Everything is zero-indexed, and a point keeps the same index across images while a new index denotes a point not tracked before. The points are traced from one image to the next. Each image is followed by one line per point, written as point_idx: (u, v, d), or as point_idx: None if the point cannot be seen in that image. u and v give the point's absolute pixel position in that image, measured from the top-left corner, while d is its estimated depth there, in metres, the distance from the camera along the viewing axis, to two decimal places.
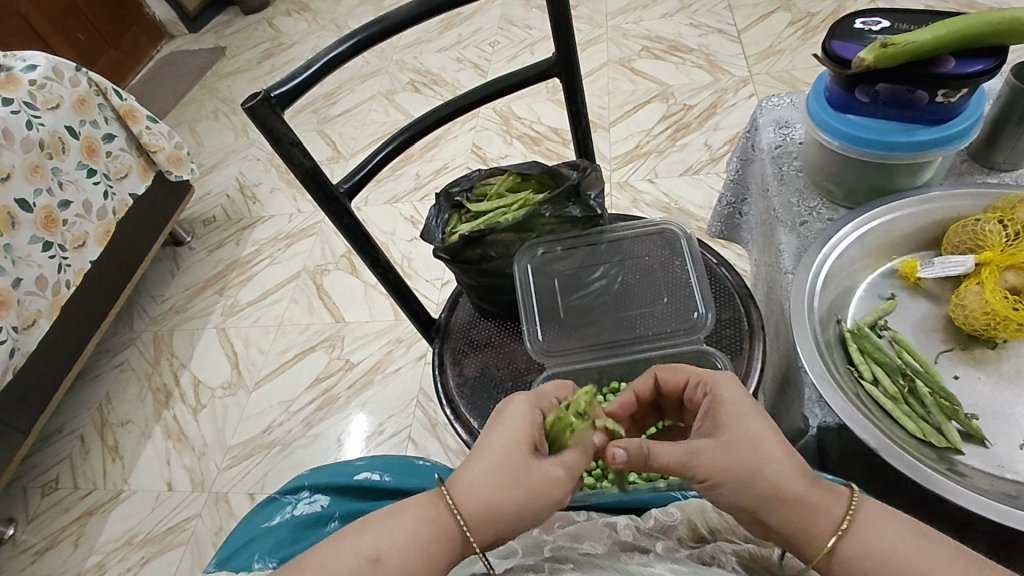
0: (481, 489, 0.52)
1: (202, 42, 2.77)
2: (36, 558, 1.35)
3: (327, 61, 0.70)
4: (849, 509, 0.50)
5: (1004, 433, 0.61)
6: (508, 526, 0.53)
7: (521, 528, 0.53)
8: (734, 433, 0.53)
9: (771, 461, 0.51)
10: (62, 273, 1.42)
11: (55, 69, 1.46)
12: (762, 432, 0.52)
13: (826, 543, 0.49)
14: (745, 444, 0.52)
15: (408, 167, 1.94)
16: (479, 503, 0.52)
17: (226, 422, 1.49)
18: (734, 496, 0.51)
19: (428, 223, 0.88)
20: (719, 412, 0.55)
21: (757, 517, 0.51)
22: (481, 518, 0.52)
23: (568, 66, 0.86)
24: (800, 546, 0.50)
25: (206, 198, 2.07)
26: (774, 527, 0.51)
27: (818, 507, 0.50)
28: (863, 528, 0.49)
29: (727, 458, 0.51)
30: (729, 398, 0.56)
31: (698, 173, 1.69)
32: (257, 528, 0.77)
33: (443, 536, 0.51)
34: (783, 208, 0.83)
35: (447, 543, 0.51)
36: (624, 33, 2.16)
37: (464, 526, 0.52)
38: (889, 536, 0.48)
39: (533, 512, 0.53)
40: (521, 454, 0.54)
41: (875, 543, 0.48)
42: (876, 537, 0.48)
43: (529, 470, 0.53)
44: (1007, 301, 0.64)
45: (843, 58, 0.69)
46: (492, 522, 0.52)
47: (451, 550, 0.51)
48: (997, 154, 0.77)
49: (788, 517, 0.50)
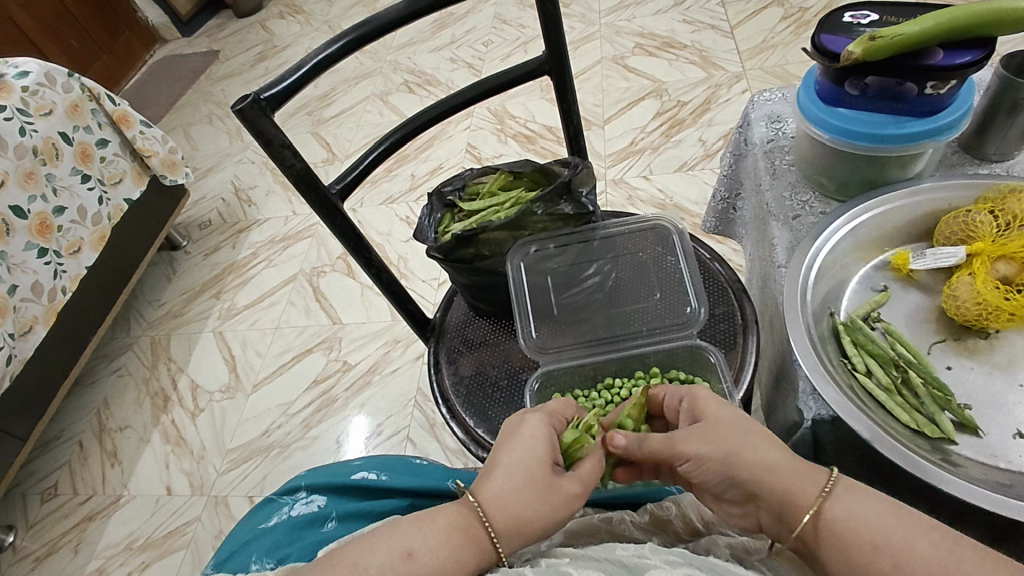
0: (511, 503, 0.55)
1: (196, 46, 2.77)
2: (36, 565, 1.35)
3: (317, 63, 0.70)
4: (828, 484, 0.51)
5: (998, 422, 0.62)
6: (531, 538, 0.55)
7: (538, 536, 0.56)
8: (722, 420, 0.56)
9: (753, 448, 0.54)
10: (58, 279, 1.42)
11: (48, 75, 1.46)
12: (739, 417, 0.56)
13: (806, 516, 0.50)
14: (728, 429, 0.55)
15: (404, 168, 1.94)
16: (508, 517, 0.54)
17: (225, 424, 1.49)
18: (718, 472, 0.55)
19: (420, 224, 0.89)
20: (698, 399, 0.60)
21: (747, 491, 0.54)
22: (511, 531, 0.54)
23: (559, 64, 0.86)
24: (785, 518, 0.52)
25: (201, 201, 2.07)
26: (764, 502, 0.53)
27: (796, 479, 0.52)
28: (842, 498, 0.50)
29: (714, 436, 0.55)
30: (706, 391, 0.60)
31: (693, 169, 1.69)
32: (253, 530, 0.76)
33: (475, 546, 0.52)
34: (775, 202, 0.83)
35: (475, 548, 0.52)
36: (617, 31, 2.16)
37: (494, 538, 0.53)
38: (864, 504, 0.49)
39: (553, 523, 0.56)
40: (541, 468, 0.57)
41: (855, 509, 0.49)
42: (855, 507, 0.49)
43: (551, 483, 0.57)
44: (998, 291, 0.64)
45: (832, 51, 0.69)
46: (519, 532, 0.54)
47: (481, 561, 0.52)
48: (987, 145, 0.78)
49: (771, 486, 0.52)
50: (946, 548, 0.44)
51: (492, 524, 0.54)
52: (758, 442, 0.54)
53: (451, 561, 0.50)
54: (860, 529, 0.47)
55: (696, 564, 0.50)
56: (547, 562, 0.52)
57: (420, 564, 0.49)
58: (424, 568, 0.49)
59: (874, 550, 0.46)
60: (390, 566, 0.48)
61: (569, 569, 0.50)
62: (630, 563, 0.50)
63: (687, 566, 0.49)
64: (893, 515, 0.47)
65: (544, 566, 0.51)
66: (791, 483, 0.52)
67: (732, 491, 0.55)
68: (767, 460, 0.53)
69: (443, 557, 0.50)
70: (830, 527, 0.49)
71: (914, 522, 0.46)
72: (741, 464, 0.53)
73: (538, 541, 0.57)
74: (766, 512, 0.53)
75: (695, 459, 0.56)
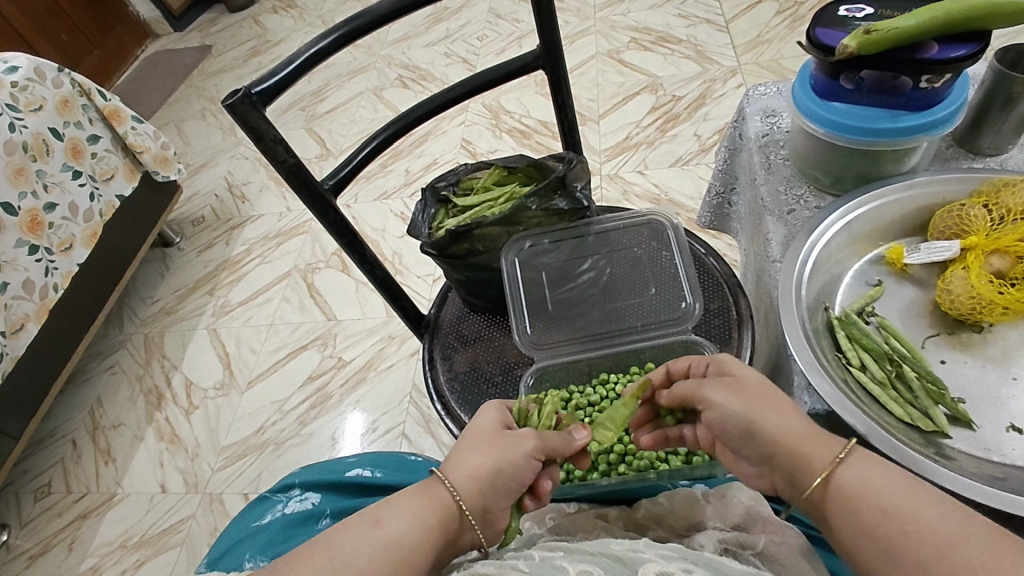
0: (464, 459, 0.58)
1: (188, 41, 2.75)
2: (30, 563, 1.34)
3: (309, 57, 0.69)
4: (844, 450, 0.51)
5: (991, 415, 0.62)
6: (491, 491, 0.57)
7: (500, 489, 0.58)
8: (749, 384, 0.57)
9: (774, 411, 0.54)
10: (49, 277, 1.41)
11: (37, 70, 1.44)
12: (766, 381, 0.57)
13: (816, 479, 0.50)
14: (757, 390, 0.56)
15: (398, 164, 1.93)
16: (462, 470, 0.57)
17: (218, 422, 1.49)
18: (737, 426, 0.56)
19: (414, 219, 0.88)
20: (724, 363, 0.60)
21: (764, 451, 0.54)
22: (468, 482, 0.56)
23: (553, 58, 0.86)
24: (796, 479, 0.52)
25: (194, 198, 2.05)
26: (778, 463, 0.53)
27: (813, 444, 0.52)
28: (856, 466, 0.49)
29: (739, 391, 0.57)
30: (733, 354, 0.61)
31: (688, 165, 1.69)
32: (246, 528, 0.76)
33: (439, 505, 0.54)
34: (770, 197, 0.83)
35: (440, 506, 0.54)
36: (612, 25, 2.15)
37: (456, 492, 0.55)
38: (875, 472, 0.48)
39: (513, 470, 0.58)
40: (491, 429, 0.61)
41: (866, 476, 0.48)
42: (866, 474, 0.48)
43: (501, 435, 0.60)
44: (992, 285, 0.64)
45: (827, 45, 0.69)
46: (477, 484, 0.56)
47: (448, 516, 0.53)
48: (982, 139, 0.78)
49: (785, 449, 0.53)
50: (958, 520, 0.43)
51: (448, 479, 0.56)
52: (781, 404, 0.55)
53: (416, 521, 0.51)
54: (869, 494, 0.47)
55: (691, 559, 0.50)
56: (541, 556, 0.51)
57: (388, 530, 0.50)
58: (392, 531, 0.50)
59: (880, 518, 0.46)
60: (361, 536, 0.49)
61: (566, 563, 0.49)
62: (624, 556, 0.50)
63: (683, 560, 0.49)
64: (905, 487, 0.46)
65: (538, 560, 0.50)
66: (809, 446, 0.52)
67: (749, 450, 0.56)
68: (789, 423, 0.53)
69: (411, 522, 0.51)
70: (839, 490, 0.49)
71: (925, 492, 0.46)
72: (763, 425, 0.54)
73: (502, 499, 0.58)
74: (780, 475, 0.54)
75: (719, 408, 0.57)
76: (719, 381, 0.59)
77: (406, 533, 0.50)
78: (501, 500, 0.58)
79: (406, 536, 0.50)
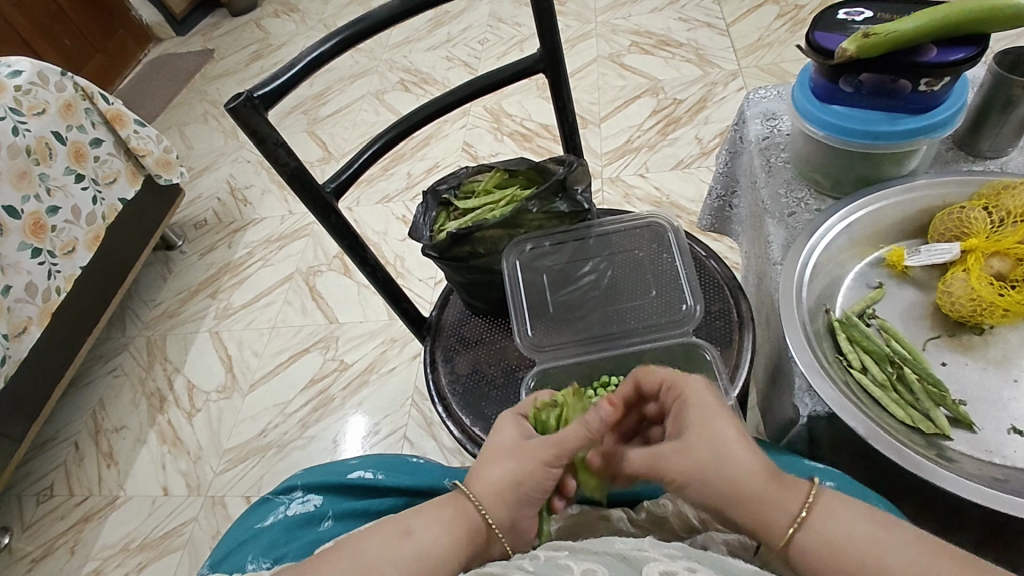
0: (487, 473, 0.58)
1: (191, 45, 2.76)
2: (32, 566, 1.34)
3: (310, 61, 0.70)
4: (807, 501, 0.50)
5: (992, 417, 0.62)
6: (514, 502, 0.57)
7: (525, 500, 0.58)
8: (695, 444, 0.54)
9: (732, 474, 0.51)
10: (52, 280, 1.42)
11: (40, 74, 1.45)
12: (722, 437, 0.53)
13: (783, 536, 0.50)
14: (709, 452, 0.53)
15: (399, 167, 1.94)
16: (485, 484, 0.57)
17: (220, 425, 1.49)
18: (696, 492, 0.53)
19: (416, 221, 0.88)
20: (685, 415, 0.57)
21: (721, 512, 0.53)
22: (492, 495, 0.57)
23: (553, 61, 0.86)
24: (761, 538, 0.51)
25: (196, 201, 2.06)
26: (738, 523, 0.52)
27: (776, 501, 0.50)
28: (817, 523, 0.49)
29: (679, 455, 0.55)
30: (694, 401, 0.57)
31: (689, 167, 1.69)
32: (249, 530, 0.76)
33: (465, 517, 0.54)
34: (771, 199, 0.83)
35: (466, 519, 0.54)
36: (613, 29, 2.16)
37: (481, 507, 0.56)
38: (841, 524, 0.48)
39: (534, 479, 0.58)
40: (510, 438, 0.61)
41: (831, 529, 0.48)
42: (832, 525, 0.48)
43: (521, 443, 0.60)
44: (993, 287, 0.64)
45: (826, 49, 0.69)
46: (501, 497, 0.57)
47: (473, 528, 0.54)
48: (981, 142, 0.78)
49: (746, 514, 0.51)
50: (921, 561, 0.45)
51: (474, 494, 0.57)
52: (734, 448, 0.52)
53: (445, 533, 0.52)
54: (838, 549, 0.47)
55: (696, 557, 0.50)
56: (546, 556, 0.51)
57: (417, 538, 0.51)
58: (420, 542, 0.51)
59: (853, 569, 0.46)
60: (389, 544, 0.50)
61: (570, 563, 0.49)
62: (629, 556, 0.50)
63: (687, 559, 0.49)
64: (872, 532, 0.47)
65: (543, 560, 0.50)
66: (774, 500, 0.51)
67: (707, 511, 0.54)
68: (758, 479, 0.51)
69: (437, 532, 0.52)
70: (806, 546, 0.49)
71: (894, 538, 0.46)
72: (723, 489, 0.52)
73: (528, 510, 0.58)
74: (742, 532, 0.52)
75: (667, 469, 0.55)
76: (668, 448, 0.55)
77: (433, 544, 0.51)
78: (528, 511, 0.58)
79: (433, 548, 0.51)
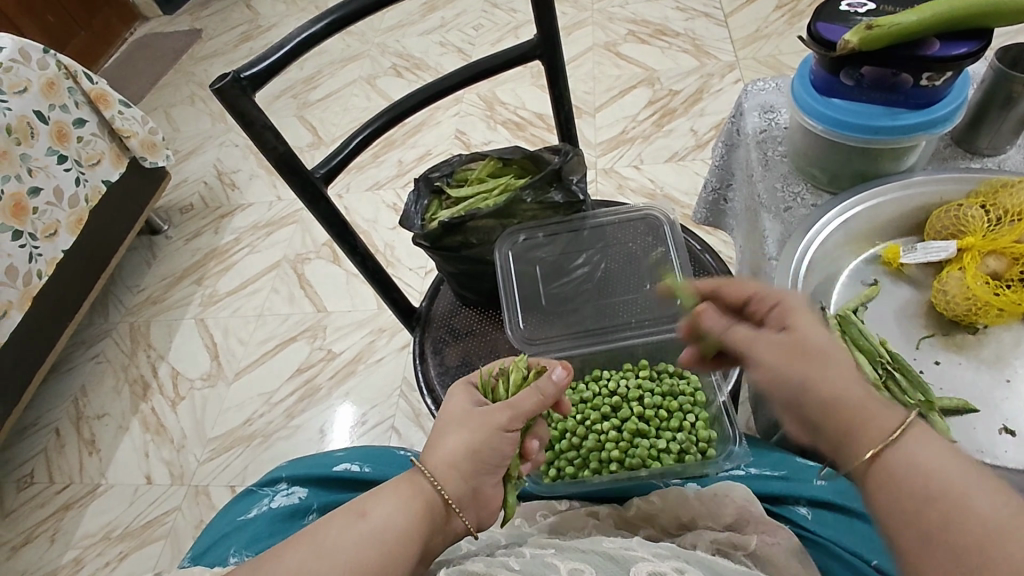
0: (442, 445, 0.56)
1: (178, 24, 2.70)
2: (12, 554, 1.32)
3: (300, 41, 0.67)
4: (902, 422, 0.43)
5: (985, 417, 0.61)
6: (470, 473, 0.56)
7: (479, 471, 0.57)
8: (796, 340, 0.48)
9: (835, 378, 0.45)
10: (33, 263, 1.39)
11: (22, 51, 1.41)
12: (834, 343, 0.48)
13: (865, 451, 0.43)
14: (811, 348, 0.47)
15: (391, 154, 1.91)
16: (439, 456, 0.55)
17: (205, 413, 1.47)
18: (781, 395, 0.48)
19: (407, 210, 0.87)
20: (788, 312, 0.51)
21: (805, 420, 0.47)
22: (446, 467, 0.55)
23: (550, 48, 0.84)
24: (840, 447, 0.45)
25: (183, 184, 2.02)
26: (821, 430, 0.46)
27: (867, 417, 0.43)
28: (906, 439, 0.42)
29: (795, 358, 0.47)
30: (797, 304, 0.51)
31: (683, 160, 1.68)
32: (233, 522, 0.74)
33: (419, 494, 0.53)
34: (767, 193, 0.82)
35: (422, 497, 0.53)
36: (609, 17, 2.13)
37: (435, 480, 0.54)
38: (928, 454, 0.41)
39: (488, 447, 0.57)
40: (461, 409, 0.60)
41: (918, 456, 0.41)
42: (920, 452, 0.41)
43: (472, 414, 0.59)
44: (988, 286, 0.64)
45: (828, 40, 0.68)
46: (456, 470, 0.55)
47: (429, 504, 0.53)
48: (979, 139, 0.77)
49: (833, 417, 0.45)
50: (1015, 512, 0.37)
51: (428, 468, 0.55)
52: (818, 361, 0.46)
53: (402, 512, 0.51)
54: (918, 476, 0.40)
55: (683, 557, 0.50)
56: (532, 553, 0.51)
57: (373, 520, 0.49)
58: (377, 523, 0.49)
59: (927, 499, 0.40)
60: (346, 528, 0.48)
61: (556, 560, 0.49)
62: (616, 554, 0.49)
63: (676, 559, 0.49)
64: (962, 470, 0.40)
65: (529, 558, 0.50)
66: (864, 412, 0.44)
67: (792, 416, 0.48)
68: (853, 394, 0.44)
69: (395, 511, 0.51)
70: (883, 468, 0.42)
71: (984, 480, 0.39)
72: (814, 398, 0.45)
73: (483, 480, 0.58)
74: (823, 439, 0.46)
75: (770, 374, 0.49)
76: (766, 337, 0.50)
77: (392, 523, 0.50)
78: (488, 479, 0.58)
79: (390, 530, 0.49)
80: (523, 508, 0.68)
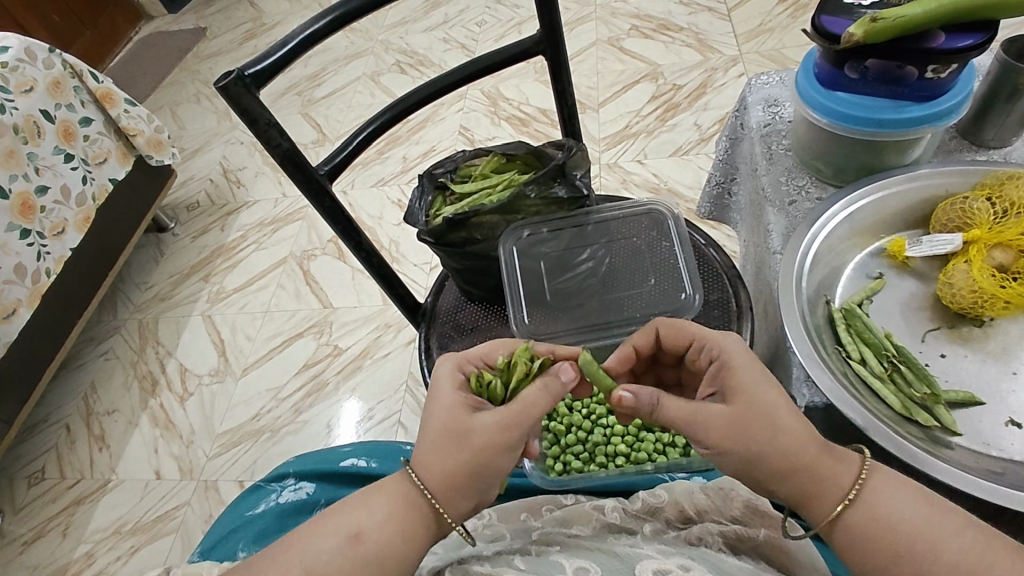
0: (437, 459, 0.54)
1: (182, 23, 2.71)
2: (24, 548, 1.34)
3: (305, 37, 0.67)
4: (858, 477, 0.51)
5: (993, 409, 0.61)
6: (468, 489, 0.55)
7: (478, 488, 0.55)
8: (745, 408, 0.53)
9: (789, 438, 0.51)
10: (41, 261, 1.40)
11: (28, 50, 1.42)
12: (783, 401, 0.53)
13: (833, 510, 0.50)
14: (760, 417, 0.52)
15: (395, 150, 1.91)
16: (434, 473, 0.54)
17: (213, 410, 1.48)
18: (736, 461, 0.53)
19: (411, 206, 0.87)
20: (730, 376, 0.55)
21: (764, 484, 0.53)
22: (441, 485, 0.54)
23: (553, 43, 0.84)
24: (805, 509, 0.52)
25: (189, 182, 2.03)
26: (781, 493, 0.52)
27: (828, 475, 0.51)
28: (867, 495, 0.50)
29: (748, 427, 0.52)
30: (739, 363, 0.56)
31: (687, 154, 1.68)
32: (241, 516, 0.75)
33: (412, 510, 0.54)
34: (771, 187, 0.82)
35: (417, 514, 0.54)
36: (612, 12, 2.12)
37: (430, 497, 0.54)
38: (892, 503, 0.49)
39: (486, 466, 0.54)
40: (458, 419, 0.56)
41: (881, 510, 0.49)
42: (885, 503, 0.49)
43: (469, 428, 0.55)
44: (995, 279, 0.64)
45: (832, 33, 0.68)
46: (453, 488, 0.54)
47: (423, 520, 0.54)
48: (986, 131, 0.77)
49: (798, 481, 0.51)
50: (975, 549, 0.46)
51: (423, 483, 0.54)
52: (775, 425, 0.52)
53: (397, 533, 0.53)
54: (887, 528, 0.48)
55: (688, 553, 0.50)
56: (537, 552, 0.51)
57: (368, 542, 0.52)
58: (373, 543, 0.52)
59: (897, 552, 0.47)
60: (339, 550, 0.51)
61: (561, 559, 0.49)
62: (622, 553, 0.50)
63: (679, 556, 0.49)
64: (921, 514, 0.48)
65: (534, 556, 0.50)
66: (821, 467, 0.51)
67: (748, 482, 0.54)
68: (807, 453, 0.51)
69: (389, 530, 0.52)
70: (850, 527, 0.50)
71: (945, 521, 0.47)
72: (769, 461, 0.51)
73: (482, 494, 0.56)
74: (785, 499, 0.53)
75: (718, 449, 0.53)
76: (715, 411, 0.53)
77: (385, 544, 0.52)
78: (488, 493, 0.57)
79: (384, 551, 0.52)
80: (528, 501, 0.67)
